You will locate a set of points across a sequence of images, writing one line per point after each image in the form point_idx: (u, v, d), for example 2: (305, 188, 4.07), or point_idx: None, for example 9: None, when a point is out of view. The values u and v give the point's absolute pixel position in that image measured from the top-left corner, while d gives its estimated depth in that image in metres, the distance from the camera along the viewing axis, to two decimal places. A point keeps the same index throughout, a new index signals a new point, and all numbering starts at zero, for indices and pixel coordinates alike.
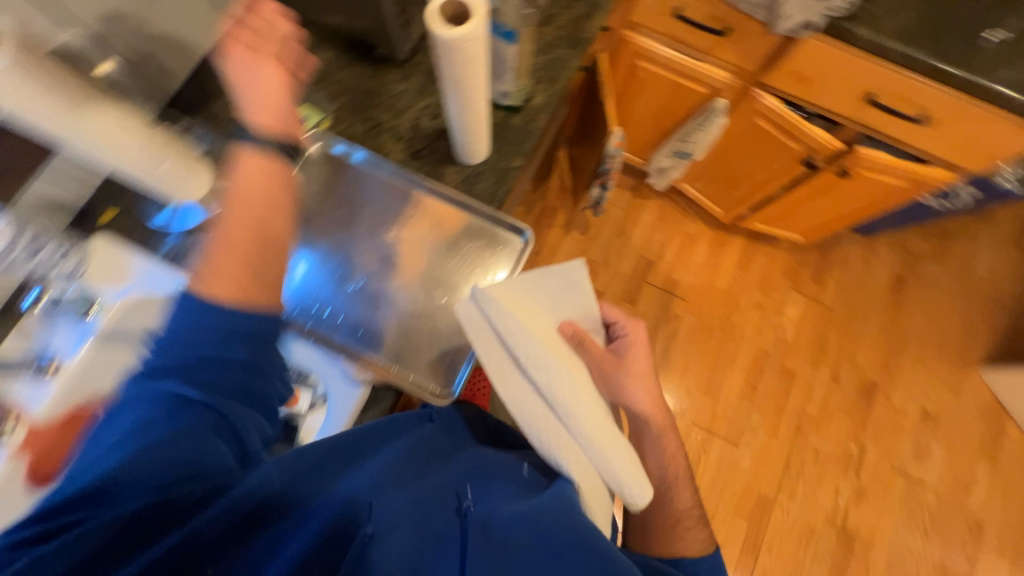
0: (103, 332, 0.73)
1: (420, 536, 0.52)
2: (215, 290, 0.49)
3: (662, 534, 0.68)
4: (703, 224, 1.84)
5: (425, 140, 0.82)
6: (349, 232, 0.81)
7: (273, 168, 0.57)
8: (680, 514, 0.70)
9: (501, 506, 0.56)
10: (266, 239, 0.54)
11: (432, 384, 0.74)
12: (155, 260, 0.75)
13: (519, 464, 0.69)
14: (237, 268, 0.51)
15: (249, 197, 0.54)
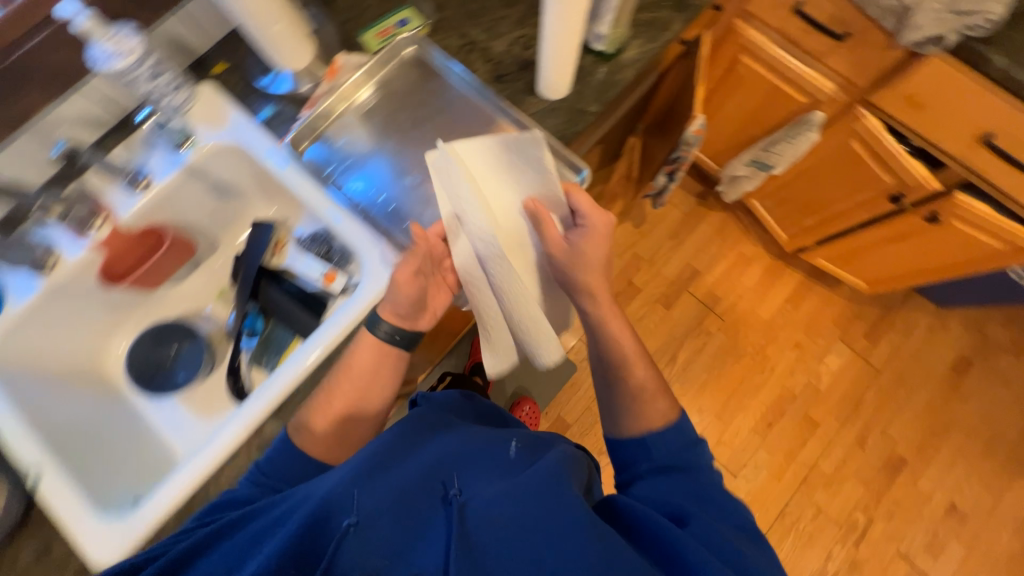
0: (192, 167, 0.81)
1: (403, 523, 0.53)
2: (312, 437, 0.65)
3: (624, 411, 0.73)
4: (762, 250, 1.77)
5: (511, 68, 0.84)
6: (417, 131, 0.81)
7: (386, 349, 0.70)
8: (641, 390, 0.73)
9: (481, 490, 0.57)
10: (380, 368, 0.69)
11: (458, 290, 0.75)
12: (249, 117, 0.81)
13: (506, 440, 0.67)
14: (333, 433, 0.66)
15: (355, 371, 0.68)
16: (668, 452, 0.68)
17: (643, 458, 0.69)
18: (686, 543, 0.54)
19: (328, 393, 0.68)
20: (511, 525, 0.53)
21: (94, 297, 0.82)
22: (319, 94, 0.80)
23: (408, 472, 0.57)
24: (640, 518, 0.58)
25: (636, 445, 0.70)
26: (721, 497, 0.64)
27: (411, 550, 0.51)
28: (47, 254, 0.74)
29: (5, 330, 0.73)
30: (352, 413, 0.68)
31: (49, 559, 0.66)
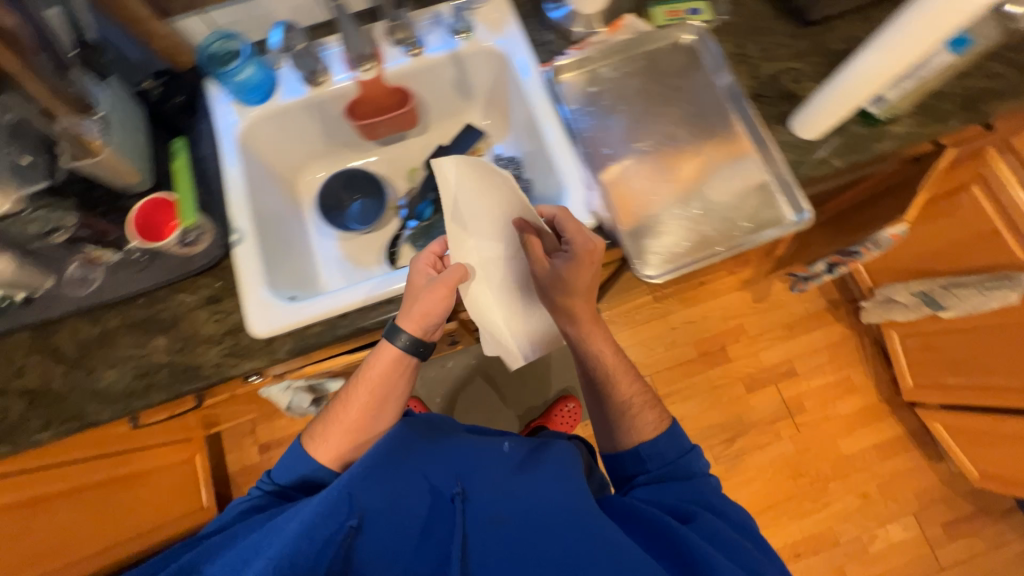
0: (457, 54, 0.88)
1: (402, 521, 0.63)
2: (323, 449, 0.74)
3: (611, 427, 0.78)
4: (871, 385, 1.64)
5: (772, 93, 0.83)
6: (661, 109, 0.83)
7: (403, 360, 0.74)
8: (624, 405, 0.78)
9: (474, 494, 0.66)
10: (389, 382, 0.75)
11: (638, 263, 0.76)
12: (523, 34, 0.87)
13: (499, 441, 0.75)
14: (344, 436, 0.74)
15: (368, 375, 0.74)
16: (663, 464, 0.74)
17: (641, 471, 0.74)
18: (690, 537, 0.59)
19: (344, 403, 0.75)
20: (509, 522, 0.63)
21: (326, 125, 0.92)
22: (589, 41, 0.84)
23: (405, 477, 0.66)
24: (641, 517, 0.65)
25: (630, 455, 0.75)
26: (725, 504, 0.69)
27: (409, 548, 0.62)
28: (321, 70, 0.84)
29: (262, 114, 0.85)
30: (366, 423, 0.74)
31: (217, 307, 0.75)
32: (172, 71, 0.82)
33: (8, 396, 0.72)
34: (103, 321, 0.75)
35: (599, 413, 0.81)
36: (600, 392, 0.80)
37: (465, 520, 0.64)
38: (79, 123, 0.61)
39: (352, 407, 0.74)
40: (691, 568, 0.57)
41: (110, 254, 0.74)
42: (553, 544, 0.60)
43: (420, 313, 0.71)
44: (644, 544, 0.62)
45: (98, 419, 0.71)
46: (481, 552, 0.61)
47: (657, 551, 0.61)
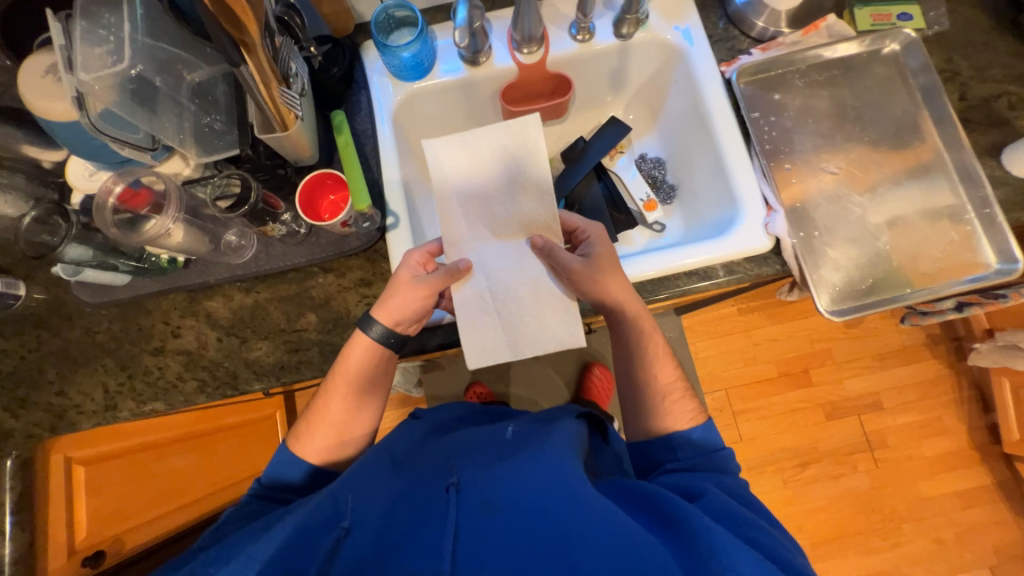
0: (627, 44, 0.81)
1: (396, 519, 0.58)
2: (309, 445, 0.70)
3: (645, 412, 0.73)
4: (963, 430, 1.55)
5: (981, 119, 0.74)
6: (853, 125, 0.75)
7: (375, 350, 0.69)
8: (666, 390, 0.73)
9: (474, 481, 0.60)
10: (366, 376, 0.70)
11: (817, 295, 0.69)
12: (703, 28, 0.80)
13: (503, 428, 0.71)
14: (329, 431, 0.70)
15: (341, 370, 0.69)
16: (694, 454, 0.67)
17: (669, 459, 0.68)
18: (686, 507, 0.54)
19: (325, 397, 0.71)
20: (503, 508, 0.56)
21: (472, 107, 0.87)
22: (778, 42, 0.77)
23: (407, 480, 0.64)
24: (639, 493, 0.59)
25: (660, 444, 0.69)
26: (738, 488, 0.63)
27: (401, 546, 0.55)
28: (485, 50, 0.78)
29: (415, 91, 0.80)
30: (349, 416, 0.71)
31: (367, 290, 0.74)
32: (333, 37, 0.78)
33: (164, 354, 0.74)
34: (255, 291, 0.75)
35: (634, 400, 0.74)
36: (637, 377, 0.74)
37: (457, 512, 0.57)
38: (281, 95, 0.57)
39: (327, 400, 0.70)
40: (692, 546, 0.51)
41: (279, 229, 0.71)
42: (544, 526, 0.54)
43: (397, 308, 0.67)
44: (647, 524, 0.56)
45: (248, 387, 0.72)
46: (479, 545, 0.53)
47: (660, 528, 0.55)
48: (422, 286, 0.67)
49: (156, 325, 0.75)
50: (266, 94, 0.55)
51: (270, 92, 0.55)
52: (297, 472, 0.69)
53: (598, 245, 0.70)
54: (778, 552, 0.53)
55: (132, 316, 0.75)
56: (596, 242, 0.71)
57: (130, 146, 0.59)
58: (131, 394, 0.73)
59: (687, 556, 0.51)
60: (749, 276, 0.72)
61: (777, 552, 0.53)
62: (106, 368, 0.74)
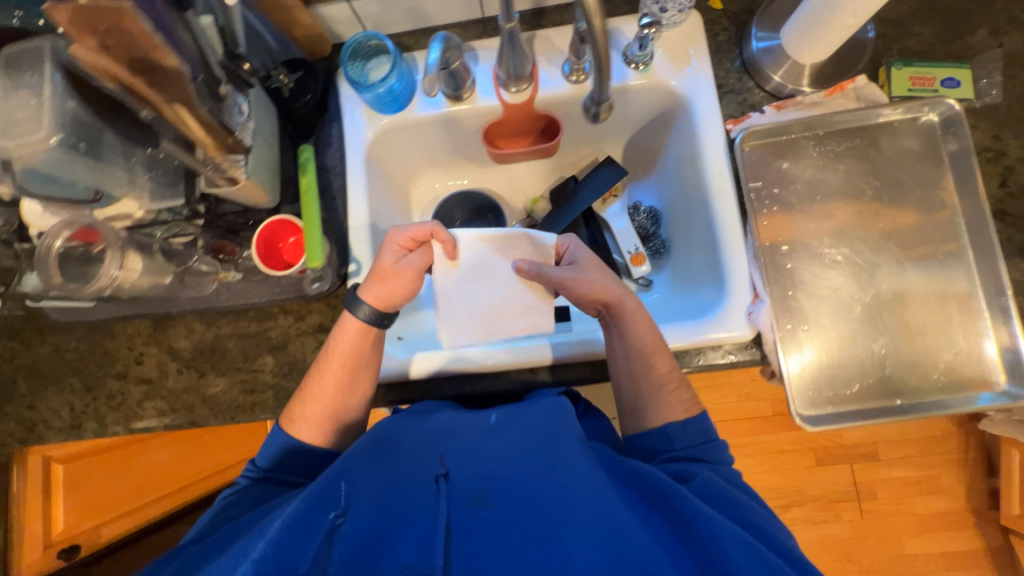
0: (625, 87, 0.73)
1: (394, 504, 0.56)
2: (302, 433, 0.64)
3: (642, 402, 0.64)
4: (962, 491, 1.48)
5: (1022, 211, 0.65)
6: (869, 203, 0.67)
7: (369, 334, 0.65)
8: (666, 376, 0.64)
9: (473, 471, 0.57)
10: (359, 355, 0.65)
11: (795, 402, 0.63)
12: (713, 76, 0.71)
13: (488, 412, 0.65)
14: (319, 418, 0.64)
15: (337, 344, 0.65)
16: (693, 444, 0.62)
17: (665, 450, 0.62)
18: (679, 490, 0.52)
19: (316, 378, 0.65)
20: (492, 499, 0.55)
21: (456, 139, 0.82)
22: (796, 101, 0.68)
23: (401, 461, 0.60)
24: (631, 477, 0.56)
25: (657, 434, 0.63)
26: (727, 467, 0.61)
27: (400, 534, 0.54)
28: (469, 86, 0.73)
29: (395, 124, 0.75)
30: (344, 396, 0.65)
31: (325, 336, 0.72)
32: (307, 61, 0.73)
33: (126, 380, 0.75)
34: (216, 325, 0.75)
35: (633, 393, 0.65)
36: (636, 366, 0.64)
37: (449, 504, 0.55)
38: (227, 161, 0.55)
39: (318, 382, 0.65)
40: (695, 540, 0.50)
41: (232, 274, 0.71)
42: (537, 520, 0.53)
43: (385, 291, 0.65)
44: (642, 511, 0.54)
45: (203, 422, 0.73)
46: (478, 540, 0.53)
47: (651, 514, 0.53)
48: (409, 271, 0.64)
49: (120, 350, 0.76)
50: (207, 161, 0.55)
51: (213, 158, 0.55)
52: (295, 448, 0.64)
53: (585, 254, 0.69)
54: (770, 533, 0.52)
55: (98, 338, 0.76)
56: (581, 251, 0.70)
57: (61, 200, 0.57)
58: (94, 415, 0.75)
59: (689, 549, 0.50)
60: (722, 363, 0.67)
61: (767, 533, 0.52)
62: (72, 388, 0.76)
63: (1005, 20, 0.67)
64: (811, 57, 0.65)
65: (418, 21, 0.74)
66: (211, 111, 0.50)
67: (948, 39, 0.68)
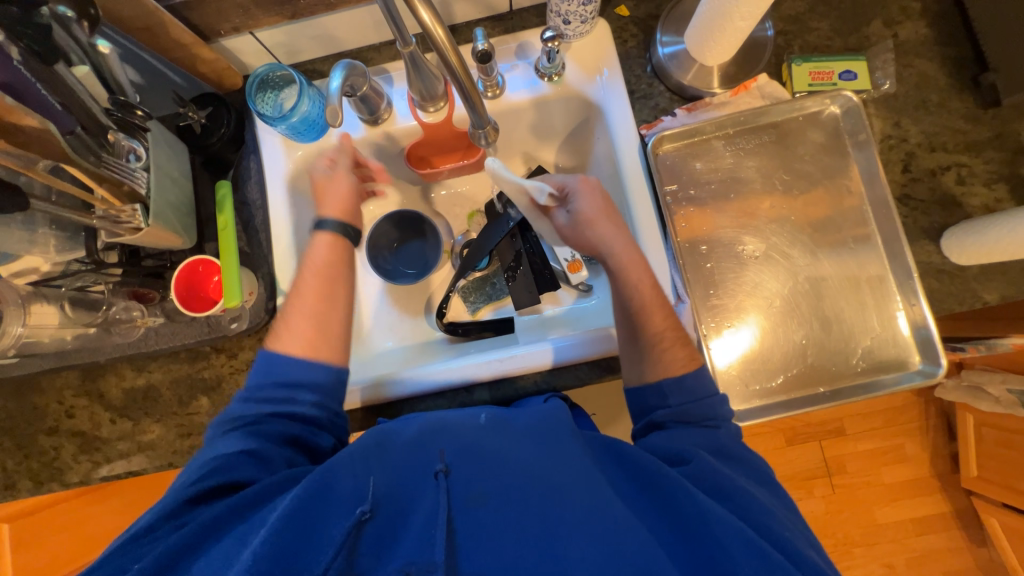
0: (541, 99, 0.74)
1: (394, 506, 0.49)
2: (286, 347, 0.59)
3: (638, 359, 0.61)
4: (926, 457, 1.52)
5: (924, 195, 0.67)
6: (779, 199, 0.69)
7: (339, 242, 0.67)
8: (657, 335, 0.61)
9: (481, 466, 0.51)
10: (333, 275, 0.64)
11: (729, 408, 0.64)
12: (625, 83, 0.72)
13: (478, 410, 0.58)
14: (306, 330, 0.60)
15: (314, 260, 0.65)
16: (687, 400, 0.58)
17: (659, 407, 0.59)
18: (688, 487, 0.48)
19: (295, 296, 0.63)
20: (493, 498, 0.49)
21: (383, 160, 0.82)
22: (705, 102, 0.69)
23: (397, 460, 0.52)
24: (631, 470, 0.52)
25: (652, 390, 0.59)
26: (746, 452, 0.56)
27: (400, 536, 0.47)
28: (385, 108, 0.73)
29: (314, 151, 0.75)
30: (327, 307, 0.62)
31: None
32: (217, 96, 0.72)
33: (59, 435, 0.73)
34: (146, 370, 0.73)
35: (634, 364, 0.62)
36: (636, 334, 0.63)
37: (451, 501, 0.49)
38: (125, 210, 0.55)
39: (299, 301, 0.62)
40: (695, 540, 0.46)
41: (156, 317, 0.69)
42: (534, 515, 0.47)
43: (335, 200, 0.69)
44: (646, 510, 0.49)
45: (144, 470, 0.72)
46: (487, 540, 0.47)
47: (657, 514, 0.49)
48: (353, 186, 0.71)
49: (51, 404, 0.74)
50: (101, 211, 0.54)
51: (109, 208, 0.54)
52: (279, 364, 0.58)
53: (584, 202, 0.67)
54: (767, 527, 0.48)
55: (26, 394, 0.74)
56: (582, 198, 0.67)
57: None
58: (27, 473, 0.73)
59: (690, 548, 0.46)
60: None
61: (775, 534, 0.47)
62: (3, 448, 0.73)
63: (896, 9, 0.70)
64: (714, 62, 0.67)
65: (329, 47, 0.74)
66: (97, 160, 0.50)
67: (845, 32, 0.70)
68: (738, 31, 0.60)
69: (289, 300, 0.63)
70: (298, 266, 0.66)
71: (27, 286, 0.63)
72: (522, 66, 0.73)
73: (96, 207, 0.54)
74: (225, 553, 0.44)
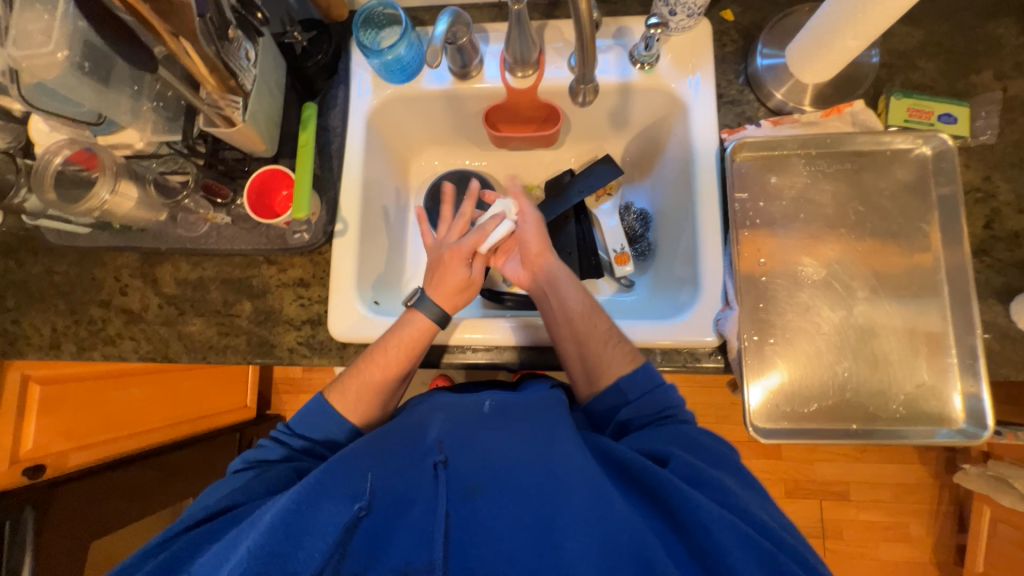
0: (627, 86, 0.74)
1: (392, 500, 0.51)
2: (342, 405, 0.65)
3: (593, 364, 0.64)
4: (930, 543, 1.46)
5: (1002, 255, 0.65)
6: (849, 230, 0.68)
7: (429, 329, 0.67)
8: (605, 333, 0.66)
9: (472, 461, 0.53)
10: (411, 361, 0.67)
11: (754, 423, 0.64)
12: (715, 86, 0.72)
13: (482, 400, 0.63)
14: (361, 396, 0.66)
15: (399, 340, 0.67)
16: (642, 394, 0.60)
17: (621, 404, 0.61)
18: (671, 483, 0.47)
19: (367, 361, 0.67)
20: (489, 490, 0.50)
21: (460, 119, 0.84)
22: (793, 118, 0.69)
23: (392, 456, 0.55)
24: (619, 469, 0.52)
25: (608, 390, 0.62)
26: (716, 446, 0.56)
27: (396, 530, 0.49)
28: (476, 65, 0.74)
29: (400, 94, 0.77)
30: (392, 383, 0.66)
31: (303, 291, 0.74)
32: (323, 23, 0.75)
33: (109, 309, 0.77)
34: (201, 266, 0.76)
35: (579, 355, 0.65)
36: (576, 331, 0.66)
37: (448, 493, 0.51)
38: (226, 101, 0.58)
39: (380, 364, 0.66)
40: (689, 533, 0.45)
41: (222, 217, 0.72)
42: (527, 512, 0.49)
43: (448, 290, 0.70)
44: (638, 506, 0.49)
45: (178, 359, 0.75)
46: (477, 538, 0.48)
47: (650, 509, 0.49)
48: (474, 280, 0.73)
49: (107, 279, 0.77)
50: (208, 97, 0.57)
51: (213, 95, 0.57)
52: (326, 420, 0.64)
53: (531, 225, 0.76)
54: (758, 519, 0.47)
55: (88, 264, 0.78)
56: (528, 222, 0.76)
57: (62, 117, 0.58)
58: (73, 337, 0.77)
59: (684, 542, 0.45)
60: (686, 368, 0.68)
61: (761, 522, 0.47)
62: (57, 309, 0.78)
63: (1010, 64, 0.68)
64: (814, 79, 0.66)
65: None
66: (215, 50, 0.54)
67: (953, 76, 0.68)
68: (848, 49, 0.59)
69: (364, 354, 0.68)
70: (382, 335, 0.68)
71: (122, 157, 0.67)
72: (618, 51, 0.74)
73: (204, 91, 0.57)
74: (223, 556, 0.48)
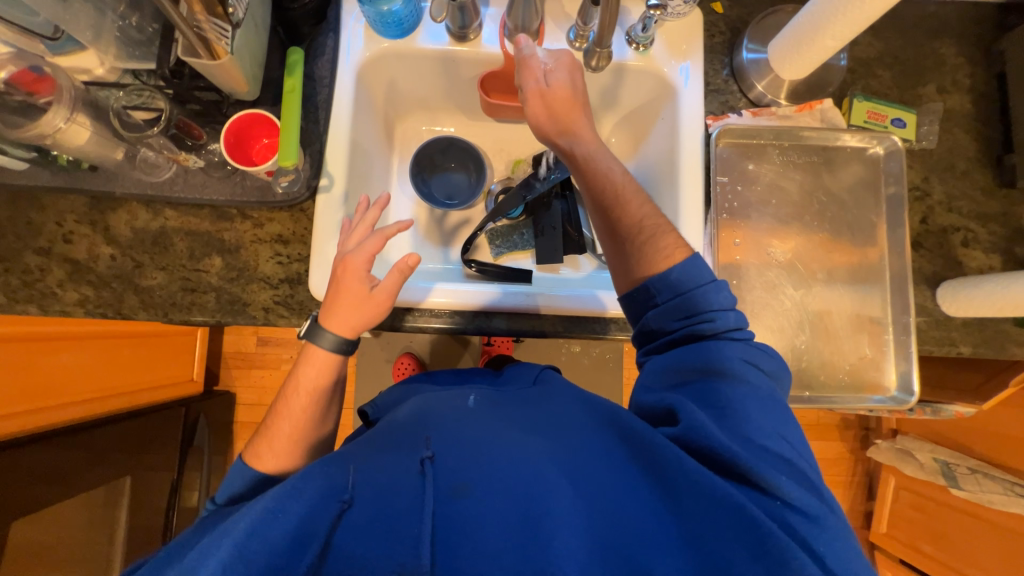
0: (622, 66, 0.76)
1: (375, 500, 0.47)
2: (262, 464, 0.58)
3: (624, 260, 0.62)
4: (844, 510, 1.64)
5: (933, 247, 0.74)
6: (812, 218, 0.75)
7: (332, 360, 0.61)
8: (639, 222, 0.61)
9: (461, 457, 0.50)
10: (321, 394, 0.61)
11: None
12: (703, 72, 0.76)
13: (465, 395, 0.63)
14: (279, 448, 0.59)
15: (302, 378, 0.61)
16: (675, 296, 0.56)
17: (651, 307, 0.58)
18: (672, 462, 0.47)
19: (277, 412, 0.61)
20: (479, 488, 0.47)
21: (452, 82, 0.82)
22: (770, 111, 0.74)
23: (375, 456, 0.51)
24: (618, 457, 0.50)
25: (640, 290, 0.59)
26: (751, 373, 0.52)
27: (379, 530, 0.45)
28: (475, 27, 0.73)
29: (394, 50, 0.74)
30: (309, 420, 0.60)
31: (282, 249, 0.70)
32: None
33: (49, 257, 0.68)
34: (162, 215, 0.69)
35: (612, 249, 0.63)
36: (611, 224, 0.63)
37: (435, 489, 0.47)
38: (209, 24, 0.53)
39: (287, 411, 0.60)
40: (690, 518, 0.45)
41: (194, 160, 0.67)
42: (518, 508, 0.46)
43: (345, 315, 0.60)
44: (640, 494, 0.47)
45: (137, 317, 0.69)
46: (470, 535, 0.44)
47: (652, 495, 0.47)
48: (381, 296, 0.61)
49: (47, 224, 0.69)
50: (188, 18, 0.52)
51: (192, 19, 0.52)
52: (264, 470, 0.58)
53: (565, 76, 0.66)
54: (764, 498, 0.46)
55: (21, 208, 0.68)
56: (562, 72, 0.66)
57: (19, 28, 0.57)
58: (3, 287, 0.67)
59: (685, 525, 0.45)
60: None
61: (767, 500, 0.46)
62: None
63: (949, 80, 0.77)
64: (792, 75, 0.71)
65: None
66: None
67: (903, 86, 0.77)
68: (827, 49, 0.64)
69: (273, 406, 0.62)
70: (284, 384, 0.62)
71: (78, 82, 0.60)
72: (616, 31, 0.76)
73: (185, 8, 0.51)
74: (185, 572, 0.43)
